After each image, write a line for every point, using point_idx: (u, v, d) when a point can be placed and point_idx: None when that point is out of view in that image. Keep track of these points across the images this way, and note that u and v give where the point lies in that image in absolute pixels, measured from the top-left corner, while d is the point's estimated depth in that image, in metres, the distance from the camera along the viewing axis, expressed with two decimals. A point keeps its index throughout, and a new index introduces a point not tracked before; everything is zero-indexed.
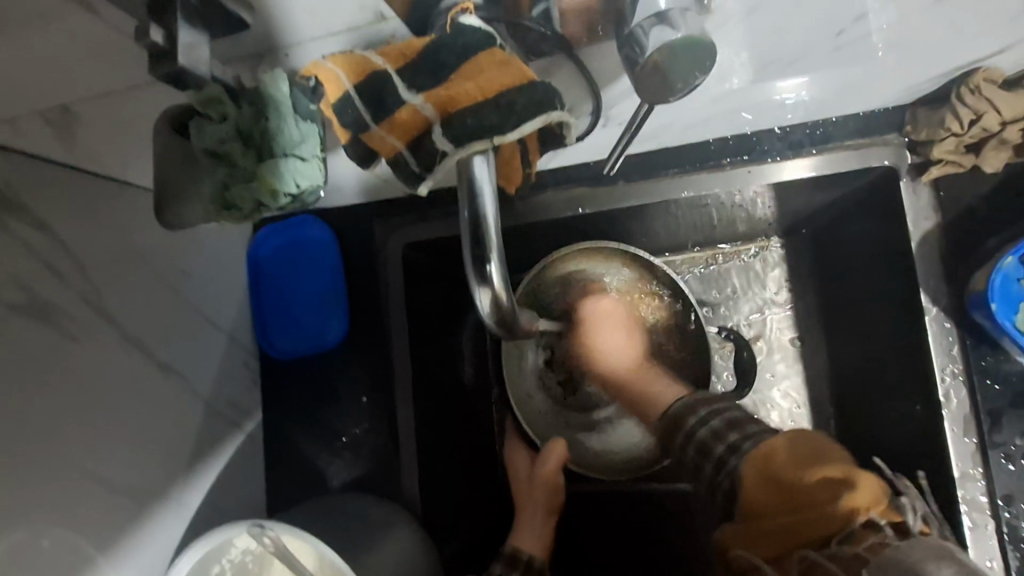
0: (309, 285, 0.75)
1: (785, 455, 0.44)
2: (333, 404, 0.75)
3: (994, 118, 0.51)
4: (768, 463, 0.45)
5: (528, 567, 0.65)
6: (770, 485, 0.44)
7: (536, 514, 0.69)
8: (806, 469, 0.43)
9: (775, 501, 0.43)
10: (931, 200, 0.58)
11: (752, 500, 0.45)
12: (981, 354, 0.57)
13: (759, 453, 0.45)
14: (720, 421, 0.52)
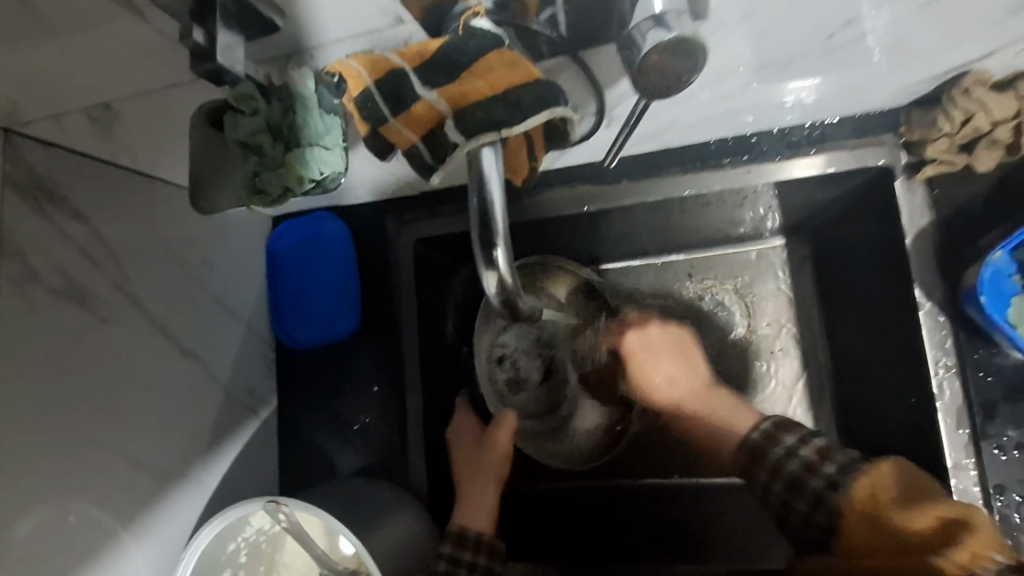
0: (323, 279, 0.77)
1: (889, 496, 0.49)
2: (344, 393, 0.78)
3: (985, 119, 0.53)
4: (871, 506, 0.49)
5: (474, 541, 0.67)
6: (871, 528, 0.48)
7: (486, 492, 0.70)
8: (901, 511, 0.47)
9: (876, 545, 0.47)
10: (926, 199, 0.59)
11: (853, 541, 0.49)
12: (974, 348, 0.59)
13: (862, 498, 0.50)
14: (809, 450, 0.56)
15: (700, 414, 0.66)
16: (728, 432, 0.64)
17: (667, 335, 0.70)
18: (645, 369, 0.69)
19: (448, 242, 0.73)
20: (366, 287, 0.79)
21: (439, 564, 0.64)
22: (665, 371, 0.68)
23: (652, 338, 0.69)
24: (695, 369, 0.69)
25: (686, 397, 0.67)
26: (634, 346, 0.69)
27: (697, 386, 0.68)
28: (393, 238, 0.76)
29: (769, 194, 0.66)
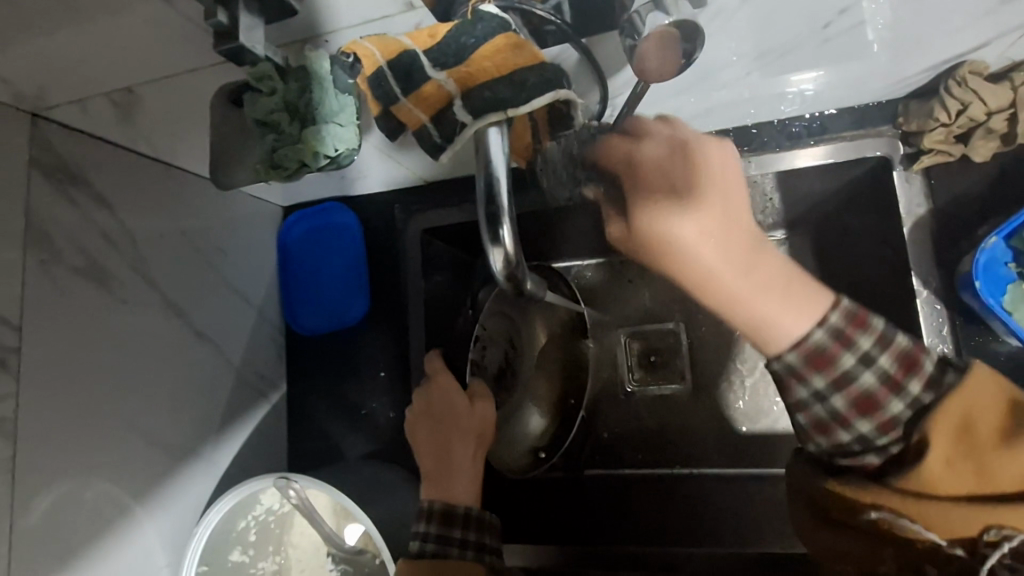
0: (333, 268, 0.79)
1: (994, 429, 0.39)
2: (352, 379, 0.79)
3: (980, 109, 0.54)
4: (966, 435, 0.39)
5: (462, 514, 0.63)
6: (972, 468, 0.38)
7: (466, 458, 0.66)
8: (1021, 453, 0.37)
9: (972, 488, 0.38)
10: (924, 187, 0.61)
11: (937, 477, 0.39)
12: (970, 334, 0.60)
13: (956, 421, 0.39)
14: (881, 358, 0.42)
15: (736, 302, 0.44)
16: (775, 330, 0.44)
17: (717, 164, 0.44)
18: (676, 240, 0.43)
19: (454, 232, 0.74)
20: (373, 276, 0.80)
21: (427, 548, 0.60)
22: (693, 227, 0.43)
23: (695, 219, 0.43)
24: (727, 218, 0.44)
25: (724, 272, 0.43)
26: (649, 208, 0.44)
27: (741, 255, 0.44)
28: (401, 226, 0.77)
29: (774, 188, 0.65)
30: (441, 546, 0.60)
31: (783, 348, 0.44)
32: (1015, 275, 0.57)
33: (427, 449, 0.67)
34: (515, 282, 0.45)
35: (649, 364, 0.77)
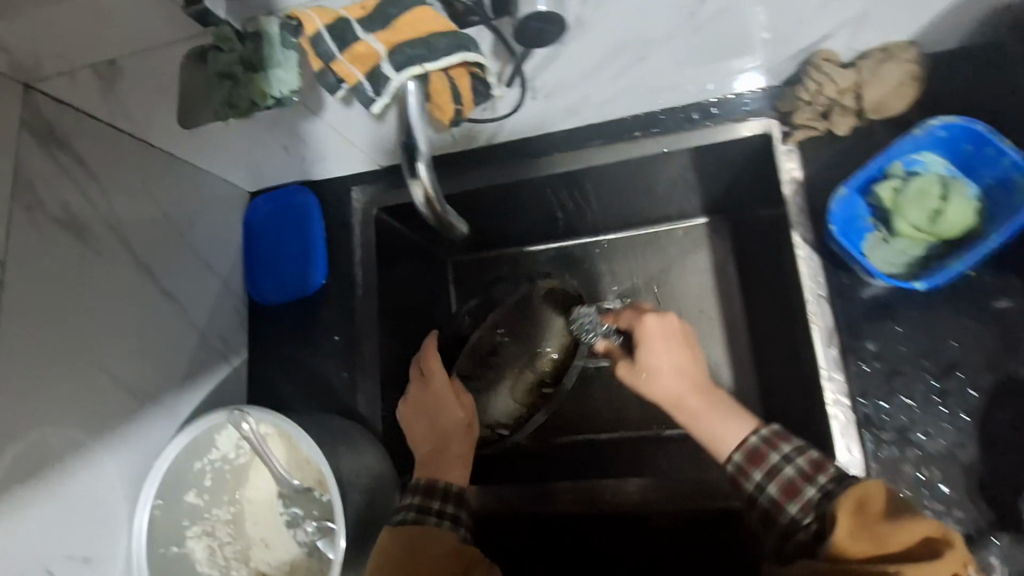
0: (294, 244, 0.86)
1: (880, 506, 0.51)
2: (309, 345, 0.84)
3: (833, 88, 0.65)
4: (860, 513, 0.51)
5: (444, 495, 0.68)
6: (868, 538, 0.49)
7: (458, 441, 0.74)
8: (899, 525, 0.49)
9: (871, 551, 0.48)
10: (797, 156, 0.70)
11: (844, 546, 0.49)
12: (839, 276, 0.67)
13: (852, 502, 0.52)
14: (804, 460, 0.58)
15: (691, 416, 0.65)
16: (723, 443, 0.63)
17: (662, 323, 0.68)
18: (649, 354, 0.68)
19: (407, 211, 0.86)
20: (330, 250, 0.86)
21: (406, 520, 0.66)
22: (663, 359, 0.67)
23: (649, 326, 0.68)
24: (684, 368, 0.67)
25: (678, 387, 0.66)
26: (652, 329, 0.68)
27: (684, 388, 0.66)
28: (357, 205, 0.85)
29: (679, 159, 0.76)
30: (420, 515, 0.66)
31: (730, 452, 0.62)
32: (872, 227, 0.65)
33: (424, 436, 0.75)
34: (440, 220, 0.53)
35: None
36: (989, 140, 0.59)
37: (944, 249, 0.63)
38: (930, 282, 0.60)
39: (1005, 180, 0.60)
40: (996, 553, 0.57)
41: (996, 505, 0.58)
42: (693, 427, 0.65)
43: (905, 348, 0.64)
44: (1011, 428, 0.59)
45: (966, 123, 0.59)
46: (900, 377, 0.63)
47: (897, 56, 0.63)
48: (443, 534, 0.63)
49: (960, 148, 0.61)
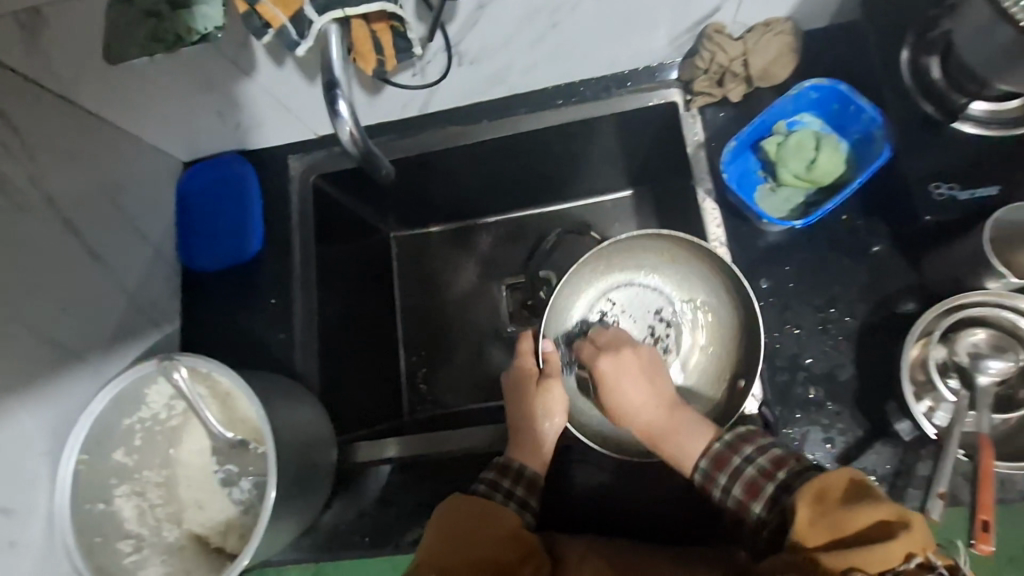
0: (230, 212, 0.87)
1: (840, 495, 0.50)
2: (245, 310, 0.85)
3: (724, 57, 0.72)
4: (820, 502, 0.50)
5: (517, 476, 0.67)
6: (827, 524, 0.48)
7: (543, 436, 0.69)
8: (857, 509, 0.48)
9: (829, 539, 0.48)
10: (699, 120, 0.78)
11: (802, 534, 0.49)
12: (738, 224, 0.75)
13: (812, 490, 0.51)
14: (764, 458, 0.58)
15: (660, 440, 0.64)
16: (687, 454, 0.62)
17: (636, 357, 0.69)
18: (614, 393, 0.67)
19: (345, 179, 0.89)
20: (266, 217, 0.87)
21: (476, 490, 0.66)
22: (632, 395, 0.66)
23: (621, 363, 0.68)
24: (658, 396, 0.67)
25: (646, 421, 0.65)
26: (607, 369, 0.68)
27: (654, 407, 0.66)
28: (293, 174, 0.88)
29: (598, 126, 0.83)
30: (490, 488, 0.66)
31: (695, 459, 0.62)
32: (764, 179, 0.75)
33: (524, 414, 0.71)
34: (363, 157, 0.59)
35: (528, 309, 1.05)
36: (850, 98, 0.68)
37: (822, 194, 0.72)
38: (806, 220, 0.68)
39: (867, 134, 0.69)
40: (873, 458, 0.64)
41: (871, 417, 0.66)
42: (665, 449, 0.63)
43: (793, 286, 0.71)
44: (884, 349, 0.67)
45: (832, 84, 0.68)
46: (790, 310, 0.70)
47: (776, 28, 0.72)
48: (507, 512, 0.62)
49: (829, 107, 0.71)
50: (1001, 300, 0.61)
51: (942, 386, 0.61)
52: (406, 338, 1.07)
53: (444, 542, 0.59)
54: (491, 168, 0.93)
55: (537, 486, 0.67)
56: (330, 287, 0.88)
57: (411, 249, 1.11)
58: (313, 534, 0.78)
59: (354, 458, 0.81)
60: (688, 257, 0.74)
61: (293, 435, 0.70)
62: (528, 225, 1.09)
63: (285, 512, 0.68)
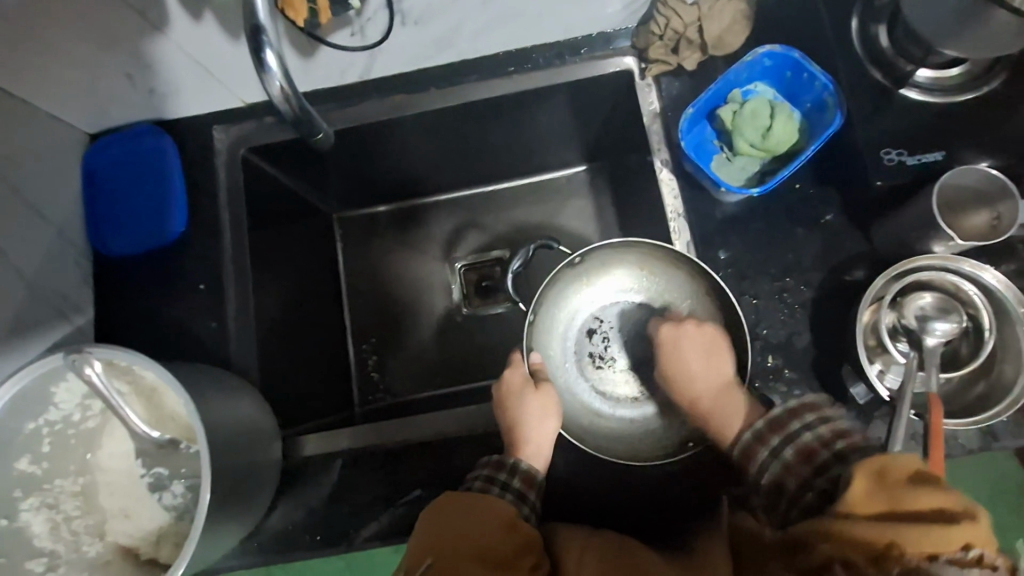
0: (148, 189, 0.78)
1: (904, 475, 0.45)
2: (170, 297, 0.76)
3: (678, 23, 0.71)
4: (879, 478, 0.46)
5: (511, 470, 0.63)
6: (884, 498, 0.45)
7: (542, 432, 0.66)
8: (920, 492, 0.44)
9: (882, 510, 0.44)
10: (653, 88, 0.76)
11: (854, 504, 0.45)
12: (696, 195, 0.74)
13: (870, 466, 0.46)
14: (825, 428, 0.56)
15: (708, 413, 0.64)
16: (728, 426, 0.62)
17: (697, 331, 0.69)
18: (677, 366, 0.69)
19: (283, 153, 0.82)
20: (191, 194, 0.79)
21: (471, 486, 0.62)
22: (698, 366, 0.67)
23: (682, 335, 0.70)
24: (721, 372, 0.65)
25: (706, 393, 0.66)
26: (666, 336, 0.72)
27: (718, 383, 0.65)
28: (221, 147, 0.80)
29: (551, 96, 0.80)
30: (486, 483, 0.62)
31: (737, 435, 0.61)
32: (719, 149, 0.74)
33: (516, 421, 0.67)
34: (299, 120, 0.60)
35: (481, 289, 1.02)
36: (803, 66, 0.68)
37: (777, 163, 0.72)
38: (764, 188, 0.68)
39: (820, 102, 0.69)
40: None
41: (828, 383, 0.66)
42: (712, 422, 0.64)
43: (751, 256, 0.71)
44: (838, 315, 0.68)
45: (785, 52, 0.68)
46: (748, 280, 0.70)
47: None
48: (502, 503, 0.59)
49: (782, 74, 0.71)
50: (947, 263, 0.62)
51: (893, 349, 0.62)
52: (355, 324, 1.01)
53: (436, 536, 0.56)
54: (440, 141, 0.88)
55: (533, 482, 0.63)
56: (268, 270, 0.81)
57: (357, 231, 1.05)
58: (259, 536, 0.73)
59: (302, 452, 0.75)
60: (666, 266, 0.73)
61: (231, 430, 0.64)
62: (482, 203, 1.05)
63: (225, 514, 0.62)
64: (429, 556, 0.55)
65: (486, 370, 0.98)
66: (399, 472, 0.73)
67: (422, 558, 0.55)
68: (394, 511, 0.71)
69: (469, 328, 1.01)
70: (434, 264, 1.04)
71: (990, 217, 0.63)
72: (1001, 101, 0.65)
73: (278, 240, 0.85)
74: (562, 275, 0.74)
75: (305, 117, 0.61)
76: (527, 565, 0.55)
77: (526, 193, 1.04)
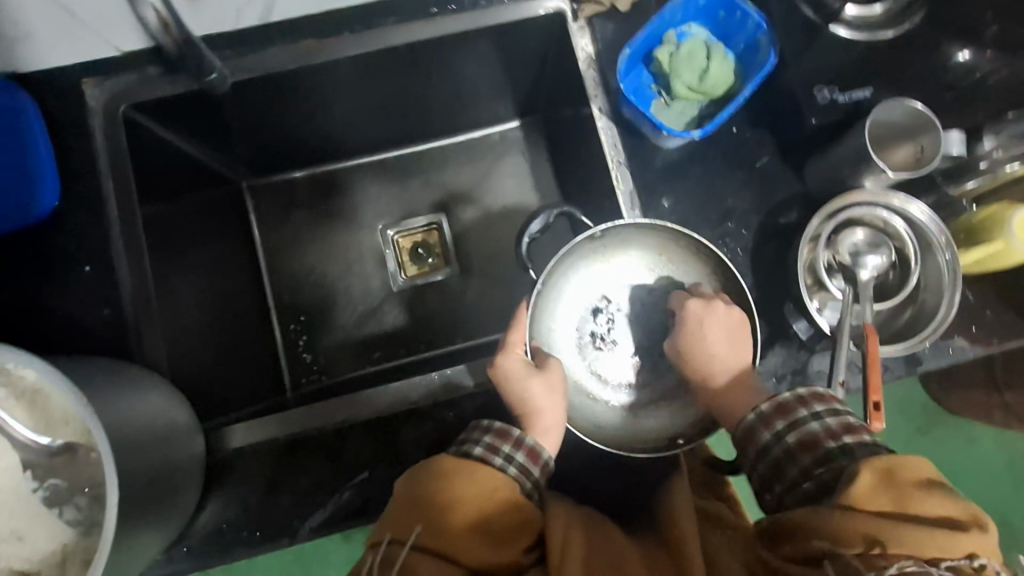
0: (5, 157, 0.65)
1: (913, 479, 0.46)
2: (49, 284, 0.65)
3: None
4: (889, 477, 0.47)
5: (516, 444, 0.59)
6: (890, 496, 0.46)
7: (545, 401, 0.63)
8: (930, 494, 0.45)
9: (888, 506, 0.46)
10: (587, 31, 0.72)
11: (862, 496, 0.46)
12: (636, 141, 0.71)
13: (881, 465, 0.47)
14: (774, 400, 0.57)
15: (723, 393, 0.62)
16: (740, 407, 0.61)
17: (729, 311, 0.63)
18: (692, 335, 0.64)
19: (175, 109, 0.71)
20: (63, 162, 0.67)
21: (471, 451, 0.57)
22: (725, 349, 0.62)
23: (711, 312, 0.63)
24: (741, 361, 0.62)
25: (738, 377, 0.61)
26: (691, 314, 0.64)
27: (738, 367, 0.62)
28: (93, 104, 0.67)
29: (481, 39, 0.74)
30: (489, 451, 0.58)
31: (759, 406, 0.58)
32: (657, 94, 0.72)
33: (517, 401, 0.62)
34: (184, 52, 0.61)
35: (417, 256, 0.97)
36: (736, 3, 0.67)
37: (714, 106, 0.71)
38: (704, 129, 0.66)
39: (752, 43, 0.69)
40: (773, 360, 0.67)
41: (772, 323, 0.68)
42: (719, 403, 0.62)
43: (692, 203, 0.70)
44: (778, 257, 0.69)
45: None
46: (690, 228, 0.70)
47: None
48: (504, 478, 0.55)
49: (716, 15, 0.69)
50: (878, 199, 0.64)
51: (830, 285, 0.64)
52: (281, 302, 0.93)
53: (429, 505, 0.53)
54: (359, 94, 0.81)
55: (539, 458, 0.60)
56: (169, 248, 0.71)
57: (274, 200, 0.95)
58: (187, 539, 0.65)
59: (229, 444, 0.68)
60: (678, 246, 0.68)
61: (136, 430, 0.55)
62: (412, 165, 0.98)
63: (140, 523, 0.54)
64: (420, 524, 0.52)
65: (428, 340, 0.94)
66: (342, 454, 0.67)
67: (415, 526, 0.52)
68: (341, 495, 0.66)
69: (406, 298, 0.95)
70: (363, 233, 0.96)
71: (914, 150, 0.65)
72: (919, 39, 0.67)
73: (178, 214, 0.75)
74: (577, 247, 0.68)
75: (193, 52, 0.62)
76: (523, 545, 0.53)
77: (458, 151, 0.98)
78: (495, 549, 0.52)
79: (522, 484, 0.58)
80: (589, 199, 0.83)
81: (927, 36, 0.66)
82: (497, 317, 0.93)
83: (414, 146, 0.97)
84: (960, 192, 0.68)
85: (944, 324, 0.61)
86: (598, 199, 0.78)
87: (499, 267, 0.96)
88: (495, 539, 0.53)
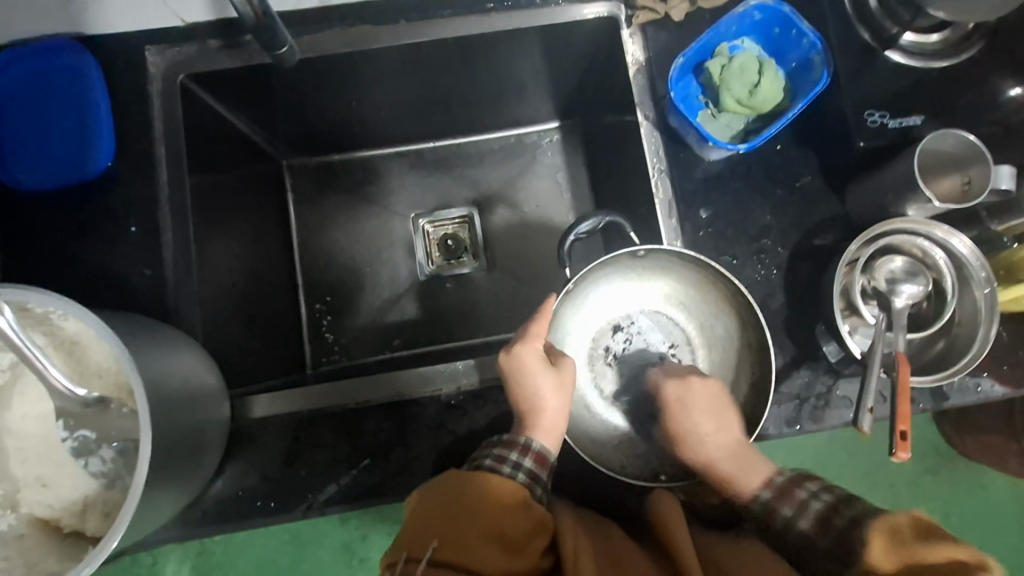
0: (62, 114, 0.67)
1: (913, 531, 0.47)
2: (93, 239, 0.66)
3: None
4: (892, 539, 0.48)
5: (523, 451, 0.59)
6: (897, 555, 0.46)
7: (557, 406, 0.61)
8: (932, 543, 0.45)
9: (898, 567, 0.46)
10: (638, 38, 0.72)
11: (872, 562, 0.47)
12: (678, 150, 0.72)
13: (883, 532, 0.48)
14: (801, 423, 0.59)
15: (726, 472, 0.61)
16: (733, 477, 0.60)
17: (704, 386, 0.64)
18: (680, 421, 0.63)
19: (230, 82, 0.73)
20: (119, 123, 0.68)
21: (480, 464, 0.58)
22: (703, 427, 0.62)
23: (690, 391, 0.64)
24: (730, 442, 0.61)
25: (712, 453, 0.61)
26: (671, 396, 0.65)
27: (728, 444, 0.61)
28: (152, 70, 0.69)
29: (533, 36, 0.75)
30: (496, 461, 0.58)
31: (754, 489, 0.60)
32: (703, 105, 0.72)
33: (525, 395, 0.61)
34: (260, 25, 0.62)
35: (446, 247, 0.97)
36: (792, 21, 0.67)
37: (761, 121, 0.71)
38: (751, 143, 0.66)
39: (805, 61, 0.69)
40: (797, 382, 0.66)
41: (801, 342, 0.67)
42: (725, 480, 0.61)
43: (728, 216, 0.70)
44: (811, 278, 0.68)
45: (776, 5, 0.67)
46: (725, 241, 0.70)
47: None
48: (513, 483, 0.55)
49: (770, 31, 0.70)
50: (921, 227, 0.64)
51: (864, 311, 0.64)
52: (309, 281, 0.94)
53: (442, 521, 0.53)
54: (407, 83, 0.82)
55: (545, 463, 0.60)
56: (211, 216, 0.73)
57: (311, 181, 0.97)
58: (202, 503, 0.66)
59: (251, 414, 0.70)
60: (702, 281, 0.68)
61: (169, 388, 0.56)
62: (448, 157, 0.99)
63: (165, 480, 0.55)
64: (437, 539, 0.51)
65: (448, 331, 0.94)
66: (361, 435, 0.68)
67: (428, 541, 0.51)
68: (355, 474, 0.67)
69: (432, 289, 0.96)
70: (395, 220, 0.98)
71: (961, 181, 0.65)
72: (973, 72, 0.66)
73: (221, 185, 0.76)
74: (617, 260, 0.67)
75: (266, 24, 0.62)
76: (538, 550, 0.52)
77: (496, 148, 0.99)
78: (513, 557, 0.51)
79: (532, 489, 0.58)
80: (623, 204, 0.84)
81: (981, 70, 0.66)
82: (520, 314, 0.94)
83: (453, 139, 0.98)
84: (1002, 228, 0.68)
85: (979, 356, 0.61)
86: (633, 207, 0.79)
87: (525, 266, 0.96)
88: (508, 548, 0.52)
